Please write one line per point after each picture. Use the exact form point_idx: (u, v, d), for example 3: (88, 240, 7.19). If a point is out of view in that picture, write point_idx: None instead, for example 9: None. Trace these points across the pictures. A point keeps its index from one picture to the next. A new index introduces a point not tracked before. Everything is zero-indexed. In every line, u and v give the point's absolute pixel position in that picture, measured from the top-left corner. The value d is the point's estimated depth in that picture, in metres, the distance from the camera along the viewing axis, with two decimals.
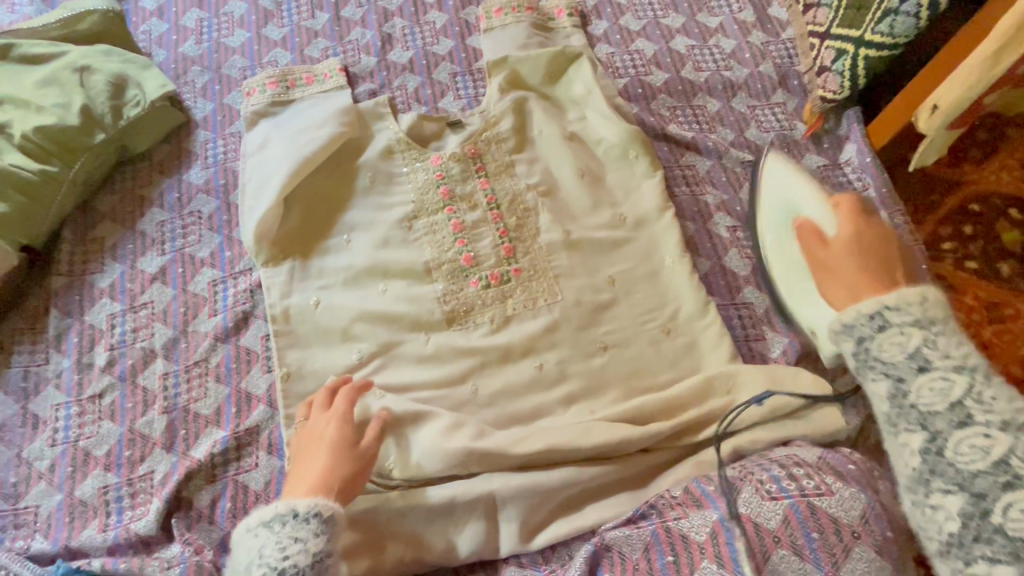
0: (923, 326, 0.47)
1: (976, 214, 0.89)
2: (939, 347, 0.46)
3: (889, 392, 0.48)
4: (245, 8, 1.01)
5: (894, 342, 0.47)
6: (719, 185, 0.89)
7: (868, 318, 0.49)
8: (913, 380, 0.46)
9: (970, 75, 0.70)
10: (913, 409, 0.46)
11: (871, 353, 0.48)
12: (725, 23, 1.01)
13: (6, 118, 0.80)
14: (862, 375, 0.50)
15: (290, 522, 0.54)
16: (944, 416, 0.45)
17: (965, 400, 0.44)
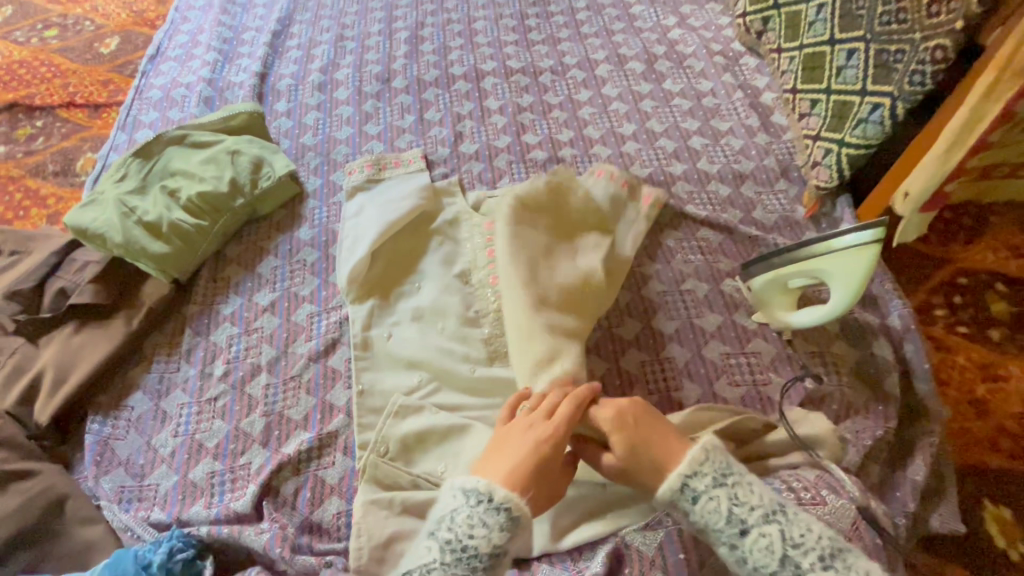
0: (722, 488, 0.63)
1: (965, 286, 1.00)
2: (744, 505, 0.63)
3: (736, 555, 0.62)
4: (352, 112, 1.30)
5: (712, 510, 0.63)
6: (730, 254, 1.04)
7: (682, 491, 0.64)
8: (743, 542, 0.62)
9: (930, 170, 0.85)
10: (758, 570, 0.61)
11: (704, 522, 0.64)
12: (734, 126, 1.22)
13: (177, 186, 1.05)
14: (711, 540, 0.64)
15: (485, 503, 0.61)
16: (780, 568, 0.60)
17: (784, 549, 0.60)
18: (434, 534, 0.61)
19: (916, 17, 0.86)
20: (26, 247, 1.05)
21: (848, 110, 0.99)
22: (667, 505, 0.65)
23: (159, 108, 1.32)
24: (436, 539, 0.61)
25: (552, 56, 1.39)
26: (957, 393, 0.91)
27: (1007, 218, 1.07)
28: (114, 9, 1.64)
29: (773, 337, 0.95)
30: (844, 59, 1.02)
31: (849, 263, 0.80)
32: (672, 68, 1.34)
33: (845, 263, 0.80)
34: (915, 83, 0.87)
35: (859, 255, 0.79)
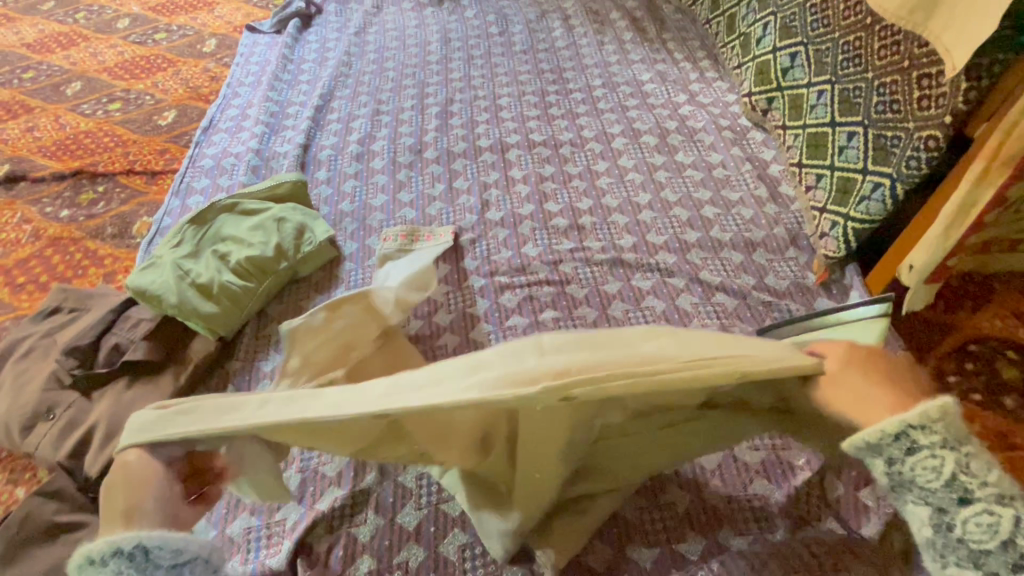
0: (953, 448, 0.48)
1: (975, 353, 1.04)
2: (976, 476, 0.47)
3: (933, 522, 0.49)
4: (386, 180, 1.41)
5: (928, 467, 0.48)
6: (745, 319, 1.09)
7: (894, 438, 0.49)
8: (956, 511, 0.48)
9: (934, 244, 0.89)
10: (962, 545, 0.47)
11: (909, 478, 0.49)
12: (744, 197, 1.30)
13: (227, 250, 1.14)
14: (900, 496, 0.51)
15: (123, 565, 0.48)
16: (997, 555, 0.46)
17: (1014, 537, 0.45)
18: None
19: (909, 109, 0.96)
20: (85, 305, 1.13)
21: (852, 187, 1.07)
22: (861, 447, 0.51)
23: (210, 176, 1.44)
24: None
25: (571, 130, 1.50)
26: None
27: (1011, 286, 1.11)
28: (172, 85, 1.81)
29: None
30: (845, 140, 1.10)
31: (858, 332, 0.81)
32: (684, 141, 1.44)
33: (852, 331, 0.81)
34: (913, 166, 0.94)
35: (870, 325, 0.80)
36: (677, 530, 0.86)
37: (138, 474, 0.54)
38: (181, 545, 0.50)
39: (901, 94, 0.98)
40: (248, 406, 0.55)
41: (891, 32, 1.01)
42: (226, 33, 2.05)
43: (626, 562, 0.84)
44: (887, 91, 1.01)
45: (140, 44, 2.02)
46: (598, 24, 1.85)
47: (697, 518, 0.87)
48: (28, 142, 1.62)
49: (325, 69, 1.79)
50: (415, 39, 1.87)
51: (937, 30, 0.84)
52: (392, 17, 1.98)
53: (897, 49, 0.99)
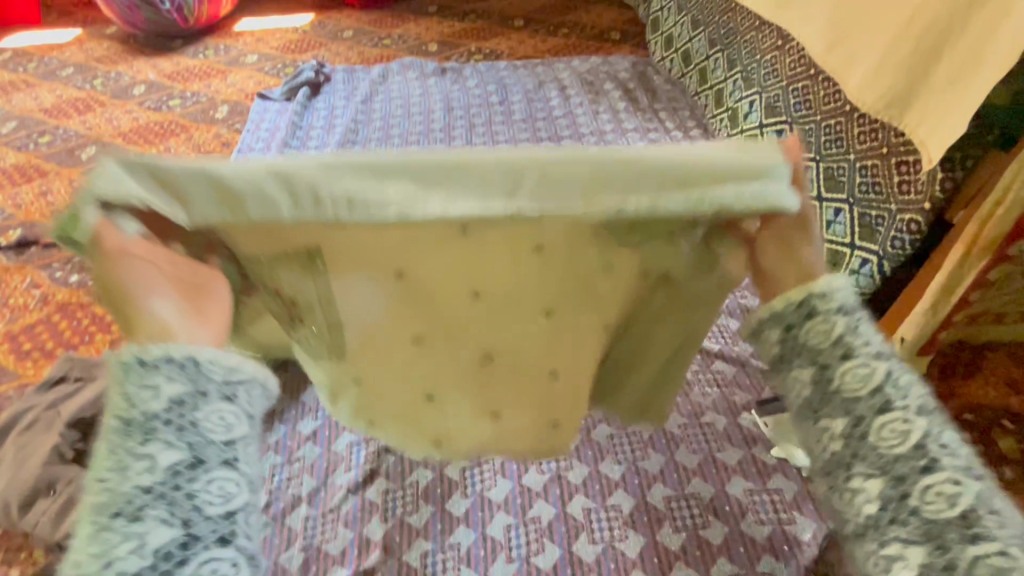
0: (849, 314, 0.52)
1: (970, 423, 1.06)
2: (859, 338, 0.52)
3: (815, 378, 0.52)
4: None
5: (821, 330, 0.52)
6: (744, 387, 1.11)
7: (800, 306, 0.53)
8: (839, 367, 0.51)
9: (921, 317, 0.92)
10: (841, 399, 0.51)
11: (801, 342, 0.52)
12: None
13: None
14: (789, 367, 0.54)
15: (179, 368, 0.46)
16: (865, 401, 0.50)
17: (884, 387, 0.50)
18: (136, 435, 0.44)
19: (893, 191, 1.02)
20: (90, 374, 1.14)
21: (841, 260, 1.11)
22: (765, 318, 0.54)
23: None
24: (137, 441, 0.44)
25: None
26: None
27: (1001, 352, 1.14)
28: (185, 150, 1.88)
29: (792, 473, 0.99)
30: (831, 215, 1.13)
31: None
32: None
33: None
34: (898, 246, 1.00)
35: None
36: None
37: (123, 254, 0.47)
38: (235, 364, 0.48)
39: (882, 177, 1.04)
40: (182, 176, 0.47)
41: (869, 120, 1.08)
42: (238, 100, 2.14)
43: None
44: (869, 173, 1.07)
45: (155, 110, 2.10)
46: (592, 94, 1.96)
47: None
48: (41, 206, 1.67)
49: (333, 135, 1.86)
50: (419, 107, 1.97)
51: (912, 124, 0.91)
52: (397, 86, 2.09)
53: (876, 136, 1.06)
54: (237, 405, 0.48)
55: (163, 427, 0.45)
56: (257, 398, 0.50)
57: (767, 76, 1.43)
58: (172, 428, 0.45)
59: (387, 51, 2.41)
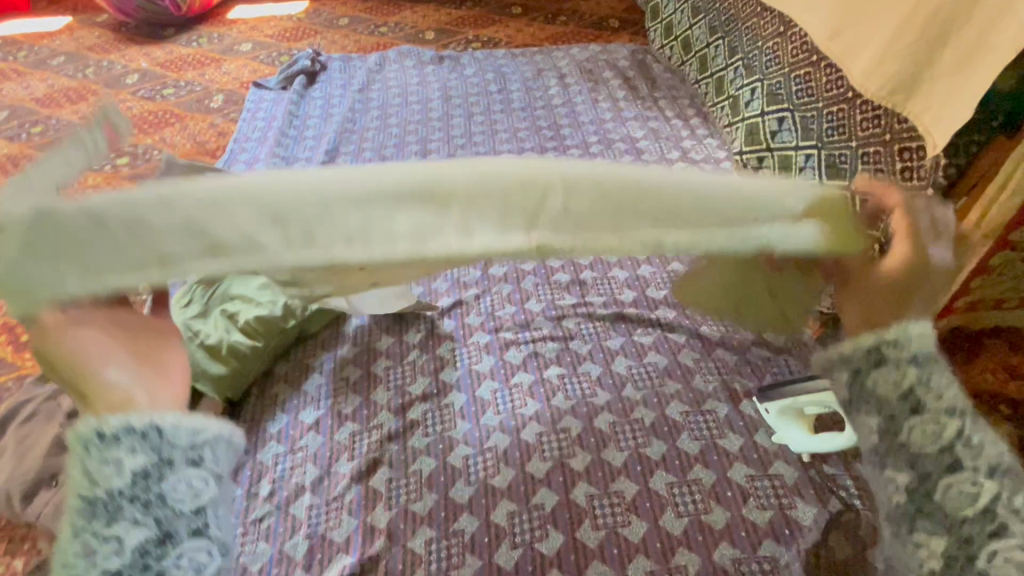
0: (919, 368, 0.54)
1: None
2: (932, 392, 0.54)
3: (881, 427, 0.55)
4: None
5: (886, 380, 0.55)
6: (745, 374, 1.12)
7: (868, 355, 0.56)
8: (906, 420, 0.54)
9: None
10: (908, 452, 0.54)
11: (865, 390, 0.56)
12: None
13: (235, 309, 1.15)
14: (853, 410, 0.57)
15: (140, 441, 0.54)
16: (933, 459, 0.53)
17: (955, 446, 0.52)
18: (112, 515, 0.53)
19: (897, 179, 1.01)
20: None
21: None
22: (835, 361, 0.58)
23: None
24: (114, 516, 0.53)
25: None
26: None
27: (1000, 339, 1.15)
28: (180, 140, 1.86)
29: (793, 459, 1.00)
30: None
31: None
32: None
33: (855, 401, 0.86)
34: None
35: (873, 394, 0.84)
36: None
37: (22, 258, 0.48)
38: (199, 429, 0.57)
39: (885, 164, 1.03)
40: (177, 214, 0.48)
41: (873, 105, 1.06)
42: (233, 89, 2.12)
43: None
44: (870, 160, 1.07)
45: (148, 99, 2.08)
46: (592, 82, 1.95)
47: None
48: None
49: (330, 125, 1.84)
50: (417, 96, 1.95)
51: (918, 111, 0.90)
52: (394, 74, 2.07)
53: (879, 121, 1.04)
54: (203, 468, 0.57)
55: (130, 506, 0.53)
56: (222, 454, 0.59)
57: (769, 63, 1.42)
58: (138, 506, 0.53)
59: (383, 39, 2.38)
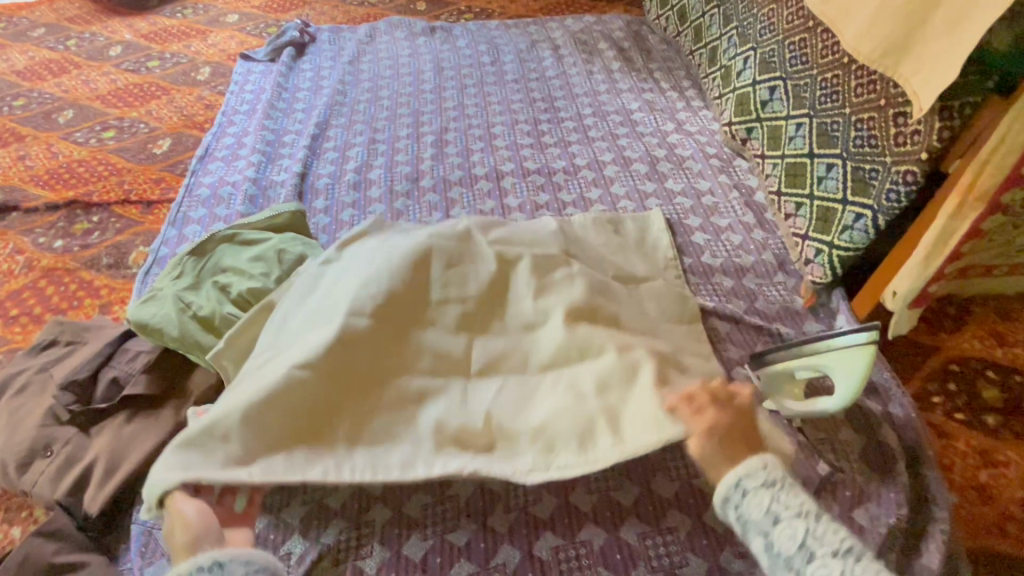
0: (769, 487, 0.70)
1: (956, 373, 1.09)
2: (781, 503, 0.68)
3: (764, 546, 0.68)
4: (384, 208, 1.43)
5: (754, 503, 0.69)
6: (738, 343, 1.12)
7: (733, 487, 0.71)
8: (773, 531, 0.68)
9: (913, 273, 0.94)
10: (781, 557, 0.67)
11: (743, 515, 0.70)
12: (733, 223, 1.35)
13: (228, 281, 1.15)
14: (746, 534, 0.70)
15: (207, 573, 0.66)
16: (799, 555, 0.66)
17: (806, 539, 0.66)
18: None
19: (888, 144, 1.01)
20: (82, 338, 1.12)
21: (831, 216, 1.11)
22: (718, 501, 0.73)
23: (206, 205, 1.44)
24: None
25: (564, 157, 1.55)
26: (963, 479, 0.96)
27: (987, 307, 1.17)
28: (166, 113, 1.82)
29: (785, 424, 1.01)
30: (823, 170, 1.15)
31: (837, 359, 0.88)
32: (673, 169, 1.49)
33: (834, 361, 0.89)
34: (892, 200, 1.00)
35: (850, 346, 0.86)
36: (680, 554, 0.88)
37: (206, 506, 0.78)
38: (248, 557, 0.69)
39: (879, 130, 1.03)
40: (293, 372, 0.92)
41: (868, 72, 1.07)
42: (219, 62, 2.07)
43: None
44: (865, 127, 1.07)
45: (133, 71, 2.03)
46: (587, 54, 1.92)
47: (699, 542, 0.89)
48: (19, 171, 1.62)
49: (320, 97, 1.81)
50: (408, 68, 1.91)
51: (907, 73, 0.91)
52: (385, 46, 2.02)
53: (875, 87, 1.05)
54: None
55: None
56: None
57: (764, 32, 1.41)
58: None
59: (373, 10, 2.32)
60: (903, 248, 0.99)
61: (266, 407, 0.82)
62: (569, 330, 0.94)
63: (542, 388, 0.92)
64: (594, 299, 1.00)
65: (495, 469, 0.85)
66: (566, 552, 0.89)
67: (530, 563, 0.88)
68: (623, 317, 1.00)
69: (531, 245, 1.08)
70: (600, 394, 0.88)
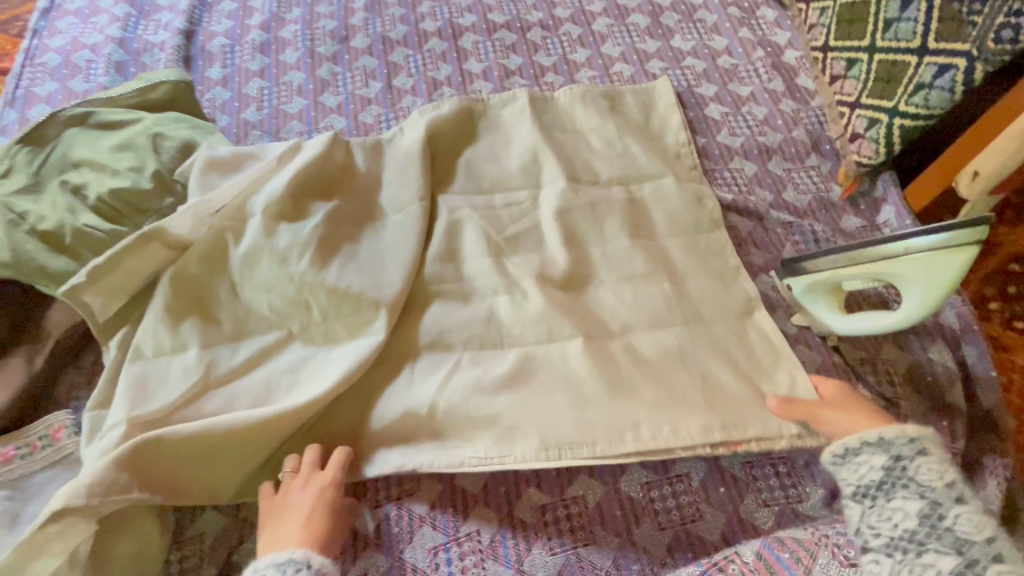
0: (945, 461, 0.59)
1: (1016, 274, 0.92)
2: (965, 485, 0.58)
3: (921, 511, 0.57)
4: (303, 78, 1.07)
5: (931, 468, 0.58)
6: (762, 245, 0.90)
7: (907, 442, 0.61)
8: (950, 506, 0.56)
9: (1007, 147, 0.78)
10: (944, 531, 0.55)
11: (916, 477, 0.59)
12: (756, 92, 1.06)
13: (82, 181, 0.84)
14: (889, 496, 0.59)
15: (303, 571, 0.57)
16: (978, 545, 0.53)
17: (993, 535, 0.54)
18: None
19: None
20: None
21: (899, 72, 0.85)
22: (865, 444, 0.62)
23: (56, 77, 1.05)
24: None
25: (541, 7, 1.18)
26: (1019, 399, 0.83)
27: None
28: None
29: (816, 342, 0.82)
30: (896, 10, 0.85)
31: (904, 268, 0.68)
32: (681, 21, 1.15)
33: (900, 269, 0.68)
34: (1003, 39, 0.73)
35: (925, 253, 0.66)
36: (693, 507, 0.72)
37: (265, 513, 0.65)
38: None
39: None
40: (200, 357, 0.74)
41: None
42: None
43: (634, 548, 0.69)
44: None
45: None
46: None
47: (714, 492, 0.73)
48: None
49: None
50: None
51: None
52: None
53: None
54: None
55: None
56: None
57: None
58: None
59: None
60: (1001, 110, 0.77)
61: (239, 439, 0.67)
62: (540, 296, 0.79)
63: (500, 364, 0.76)
64: (565, 245, 0.85)
65: (440, 464, 0.71)
66: (553, 512, 0.71)
67: (509, 527, 0.70)
68: (602, 260, 0.85)
69: (494, 187, 0.91)
70: (572, 385, 0.74)
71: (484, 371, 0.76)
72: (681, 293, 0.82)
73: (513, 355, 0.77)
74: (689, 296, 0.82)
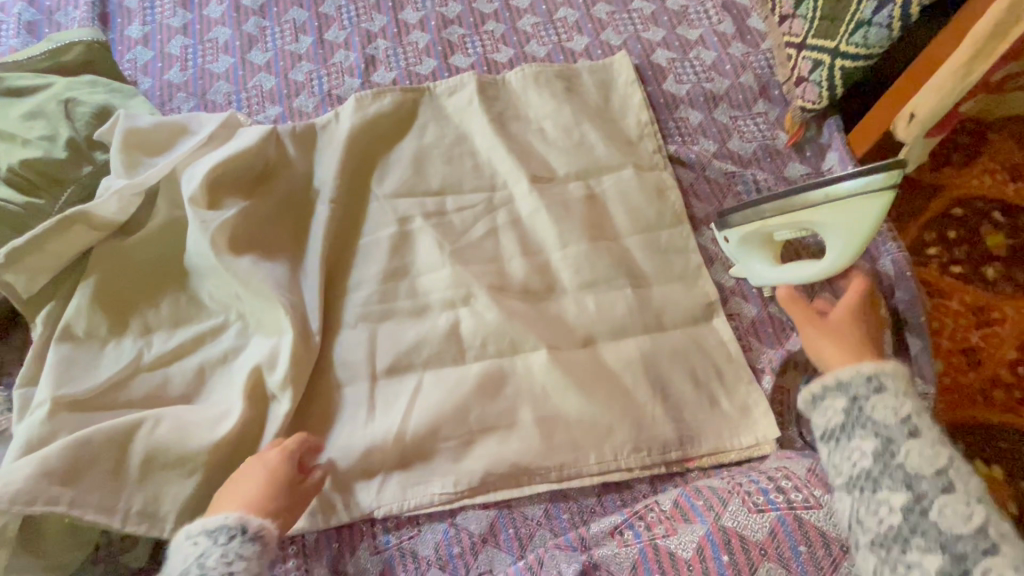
0: (906, 398, 0.56)
1: (959, 218, 0.91)
2: (924, 420, 0.55)
3: (875, 447, 0.55)
4: (229, 34, 1.01)
5: (885, 405, 0.56)
6: (704, 197, 0.89)
7: (865, 380, 0.58)
8: (903, 443, 0.54)
9: (942, 85, 0.73)
10: (899, 467, 0.53)
11: (868, 413, 0.57)
12: (705, 35, 1.01)
13: None
14: (848, 434, 0.57)
15: (236, 537, 0.56)
16: (929, 480, 0.51)
17: (949, 469, 0.51)
18: None
19: None
20: None
21: (842, 9, 0.80)
22: (834, 384, 0.61)
23: None
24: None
25: None
26: (949, 343, 0.85)
27: (1005, 133, 0.97)
28: None
29: (752, 295, 0.83)
30: None
31: (829, 215, 0.67)
32: None
33: (826, 216, 0.67)
34: None
35: (849, 200, 0.64)
36: None
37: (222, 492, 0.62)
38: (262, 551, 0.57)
39: None
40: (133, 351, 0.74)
41: None
42: None
43: (565, 501, 0.72)
44: None
45: None
46: None
47: None
48: None
49: None
50: None
51: None
52: None
53: None
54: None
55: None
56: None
57: None
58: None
59: None
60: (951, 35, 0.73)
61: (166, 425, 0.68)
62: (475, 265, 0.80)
63: (435, 329, 0.78)
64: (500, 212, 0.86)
65: (375, 426, 0.73)
66: None
67: None
68: (537, 221, 0.84)
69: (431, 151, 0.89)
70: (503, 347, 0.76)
71: (418, 332, 0.78)
72: (617, 252, 0.83)
73: (447, 321, 0.78)
74: (626, 256, 0.82)
